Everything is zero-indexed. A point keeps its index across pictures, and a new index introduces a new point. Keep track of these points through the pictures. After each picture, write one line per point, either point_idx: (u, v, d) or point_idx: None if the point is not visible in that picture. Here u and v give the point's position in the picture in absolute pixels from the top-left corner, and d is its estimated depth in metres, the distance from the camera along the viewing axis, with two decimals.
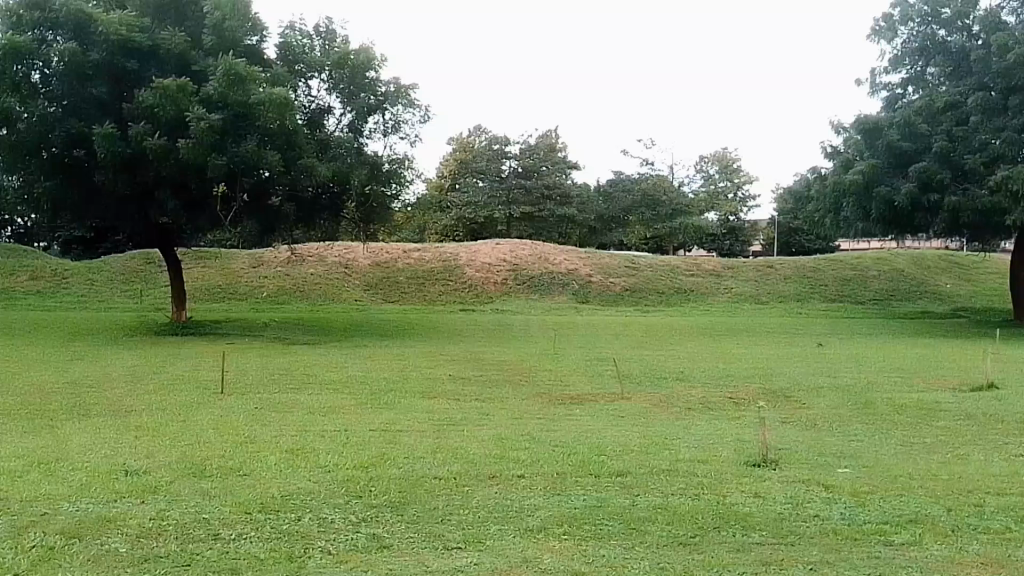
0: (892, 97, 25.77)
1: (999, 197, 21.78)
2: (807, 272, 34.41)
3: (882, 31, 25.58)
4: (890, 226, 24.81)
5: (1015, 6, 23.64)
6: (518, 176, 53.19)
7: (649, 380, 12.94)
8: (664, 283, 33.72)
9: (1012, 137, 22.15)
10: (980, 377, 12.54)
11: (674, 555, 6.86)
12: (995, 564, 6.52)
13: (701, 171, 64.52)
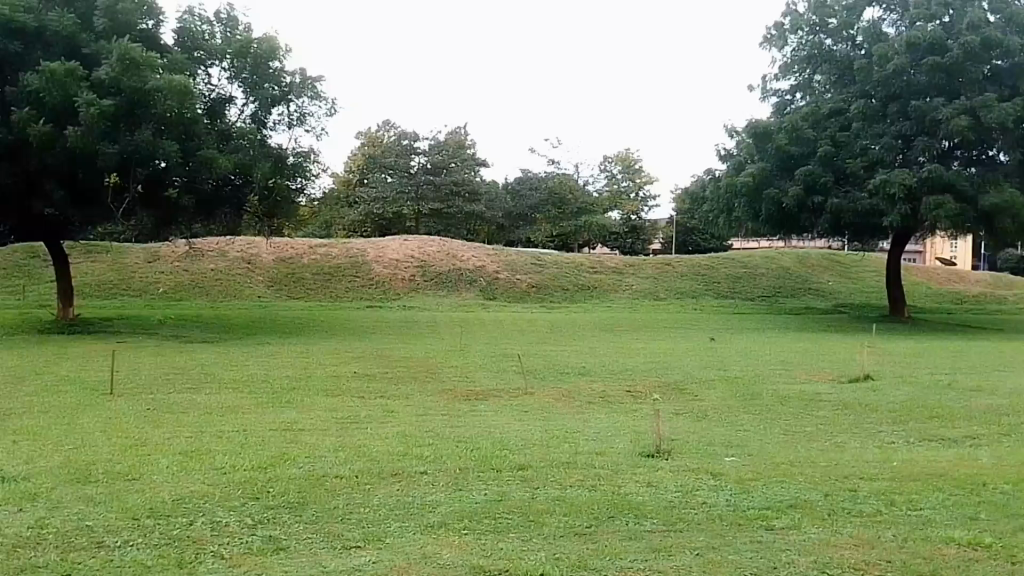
0: (783, 103, 27.47)
1: (877, 200, 23.00)
2: (704, 270, 35.74)
3: (773, 39, 27.39)
4: (777, 227, 26.03)
5: (894, 19, 25.00)
6: (427, 172, 51.48)
7: (552, 375, 13.17)
8: (568, 280, 34.35)
9: (888, 144, 23.52)
10: (859, 369, 13.38)
11: (569, 546, 6.99)
12: (866, 544, 6.95)
13: (604, 171, 65.78)
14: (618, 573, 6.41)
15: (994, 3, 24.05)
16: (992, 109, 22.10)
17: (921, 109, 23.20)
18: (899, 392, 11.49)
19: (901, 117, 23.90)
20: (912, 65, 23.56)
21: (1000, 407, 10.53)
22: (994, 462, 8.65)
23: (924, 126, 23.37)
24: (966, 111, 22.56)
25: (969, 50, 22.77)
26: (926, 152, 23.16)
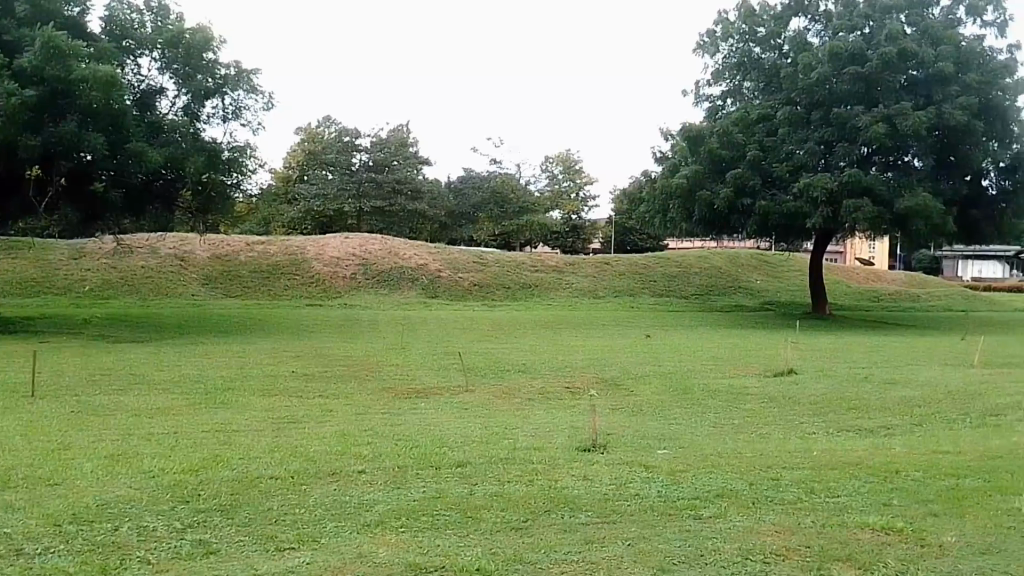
0: (714, 108, 28.39)
1: (802, 203, 23.98)
2: (641, 268, 36.49)
3: (706, 46, 28.32)
4: (710, 227, 26.79)
5: (818, 29, 26.56)
6: (369, 170, 51.36)
7: (492, 372, 13.29)
8: (509, 278, 34.54)
9: (812, 149, 24.68)
10: (784, 363, 13.97)
11: (505, 540, 7.10)
12: (787, 531, 7.29)
13: (545, 171, 66.09)
14: (551, 566, 6.55)
15: (912, 16, 25.14)
16: (907, 117, 23.11)
17: (842, 116, 24.29)
18: (820, 386, 12.04)
19: (824, 124, 24.99)
20: (835, 74, 24.61)
21: (912, 398, 11.15)
22: (906, 451, 9.18)
23: (845, 132, 24.46)
24: (883, 119, 23.60)
25: (886, 60, 23.75)
26: (847, 157, 24.29)
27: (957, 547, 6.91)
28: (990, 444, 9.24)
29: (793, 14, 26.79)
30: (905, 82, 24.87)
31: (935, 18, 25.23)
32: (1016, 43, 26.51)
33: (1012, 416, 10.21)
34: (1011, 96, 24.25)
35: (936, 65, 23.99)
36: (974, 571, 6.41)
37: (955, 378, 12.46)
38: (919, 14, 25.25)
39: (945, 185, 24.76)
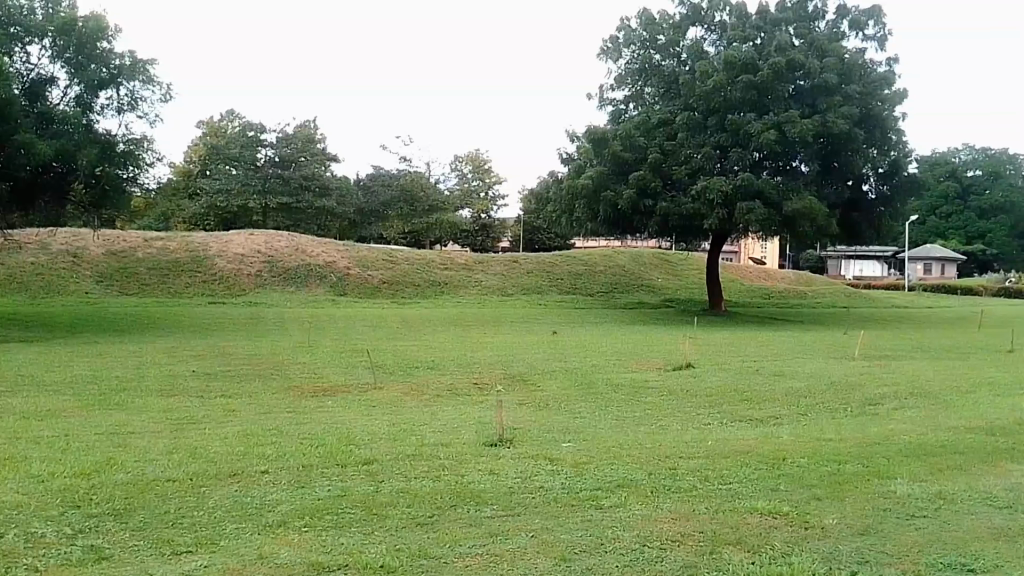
0: (617, 112, 29.16)
1: (699, 204, 24.92)
2: (548, 267, 37.09)
3: (609, 51, 29.07)
4: (614, 227, 27.48)
5: (714, 39, 27.68)
6: (275, 165, 50.18)
7: (401, 369, 13.31)
8: (419, 276, 34.44)
9: (709, 153, 25.69)
10: (682, 357, 14.59)
11: (409, 536, 7.14)
12: (682, 517, 7.63)
13: (455, 170, 67.13)
14: (455, 560, 6.63)
15: (799, 28, 26.60)
16: (795, 125, 24.37)
17: (736, 123, 25.41)
18: (716, 378, 12.63)
19: (719, 130, 26.11)
20: (729, 81, 25.74)
21: (799, 389, 11.83)
22: (793, 439, 9.76)
23: (739, 137, 25.60)
24: (774, 126, 24.82)
25: (777, 70, 24.99)
26: (741, 162, 25.38)
27: (837, 528, 7.39)
28: (869, 432, 9.91)
29: (690, 23, 27.88)
30: (793, 91, 26.22)
31: (820, 31, 26.79)
32: (893, 57, 28.37)
33: (887, 404, 11.02)
34: (888, 107, 25.88)
35: (821, 76, 25.40)
36: (851, 550, 6.89)
37: (838, 370, 13.29)
38: (805, 26, 26.79)
39: (830, 190, 26.41)
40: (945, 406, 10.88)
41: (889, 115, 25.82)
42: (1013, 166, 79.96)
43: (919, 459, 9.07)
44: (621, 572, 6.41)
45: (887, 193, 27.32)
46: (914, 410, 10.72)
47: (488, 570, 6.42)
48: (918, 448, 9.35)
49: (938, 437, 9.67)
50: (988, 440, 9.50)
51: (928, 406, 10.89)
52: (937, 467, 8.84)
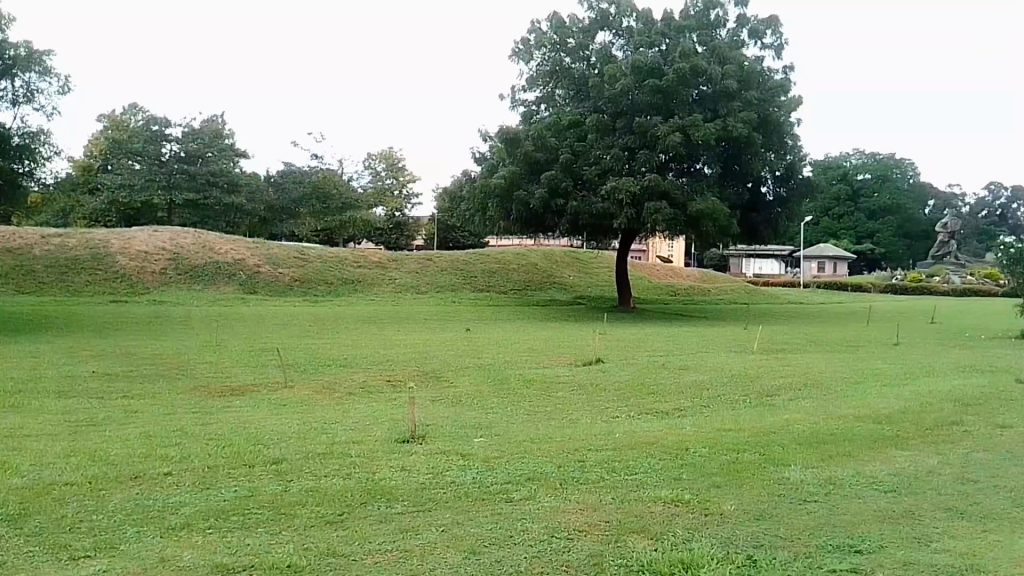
0: (530, 113, 29.62)
1: (608, 204, 25.51)
2: (461, 265, 37.30)
3: (521, 53, 29.57)
4: (526, 225, 27.88)
5: (621, 44, 28.36)
6: (180, 161, 48.98)
7: (314, 368, 13.21)
8: (332, 274, 34.02)
9: (618, 154, 26.33)
10: (591, 352, 14.94)
11: (318, 535, 7.13)
12: (589, 508, 7.87)
13: (368, 167, 66.78)
14: (363, 557, 6.64)
15: (702, 36, 27.50)
16: (698, 129, 25.19)
17: (643, 126, 26.10)
18: (624, 373, 13.01)
19: (627, 132, 26.78)
20: (636, 86, 26.47)
21: (702, 382, 12.33)
22: (695, 430, 10.17)
23: (645, 140, 26.30)
24: (679, 129, 25.58)
25: (681, 76, 25.80)
26: (648, 163, 26.11)
27: (734, 514, 7.76)
28: (767, 422, 10.42)
29: (598, 28, 28.44)
30: (696, 97, 27.11)
31: (722, 39, 27.74)
32: (789, 65, 29.67)
33: (783, 395, 11.60)
34: (784, 113, 27.05)
35: (722, 82, 26.30)
36: (747, 534, 7.24)
37: (738, 363, 13.90)
38: (708, 34, 27.72)
39: (731, 191, 27.49)
40: (835, 396, 11.54)
41: (786, 121, 26.98)
42: (900, 171, 83.58)
43: (812, 447, 9.59)
44: (528, 563, 6.56)
45: (784, 196, 28.63)
46: (807, 401, 11.33)
47: (396, 566, 6.46)
48: (810, 437, 9.88)
49: (829, 425, 10.26)
50: (874, 428, 10.13)
51: (820, 397, 11.52)
52: (828, 455, 9.37)
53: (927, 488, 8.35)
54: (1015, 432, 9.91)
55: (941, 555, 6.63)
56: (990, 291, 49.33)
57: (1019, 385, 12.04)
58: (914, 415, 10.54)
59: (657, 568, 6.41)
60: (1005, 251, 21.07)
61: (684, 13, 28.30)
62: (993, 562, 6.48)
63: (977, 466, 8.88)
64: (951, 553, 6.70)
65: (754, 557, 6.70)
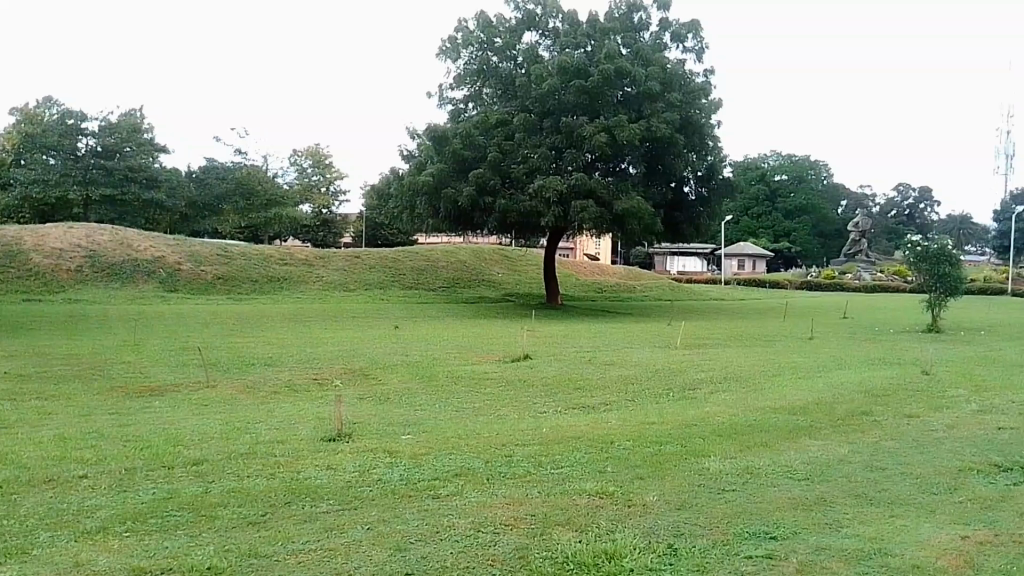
0: (457, 111, 29.77)
1: (536, 203, 25.78)
2: (390, 262, 37.11)
3: (448, 51, 29.78)
4: (455, 223, 27.98)
5: (548, 44, 28.77)
6: (97, 156, 47.54)
7: (238, 367, 13.03)
8: (256, 271, 33.40)
9: (545, 153, 26.63)
10: (520, 348, 15.15)
11: (239, 535, 7.02)
12: (516, 502, 7.97)
13: (293, 164, 64.24)
14: (287, 556, 6.57)
15: (626, 38, 28.04)
16: (623, 129, 25.62)
17: (569, 125, 26.46)
18: (551, 369, 13.20)
19: (554, 131, 27.10)
20: (562, 86, 26.82)
21: (628, 377, 12.65)
22: (619, 424, 10.40)
23: (572, 139, 26.66)
24: (605, 129, 25.98)
25: (606, 77, 26.22)
26: (575, 163, 26.46)
27: (657, 505, 7.97)
28: (688, 414, 10.73)
29: (525, 28, 29.00)
30: (621, 97, 27.61)
31: (645, 42, 28.31)
32: (709, 69, 30.47)
33: (705, 389, 11.96)
34: (706, 115, 27.77)
35: (646, 83, 26.82)
36: (668, 524, 7.44)
37: (662, 358, 14.26)
38: (632, 36, 28.26)
39: (655, 191, 28.07)
40: (753, 388, 11.97)
41: (705, 123, 27.73)
42: (814, 171, 86.82)
43: (731, 438, 9.91)
44: (454, 557, 6.60)
45: (705, 195, 29.40)
46: (726, 393, 11.72)
47: (319, 564, 6.41)
48: (728, 428, 10.22)
49: (747, 417, 10.63)
50: (790, 419, 10.54)
51: (737, 389, 11.95)
52: (746, 445, 9.70)
53: (839, 475, 8.73)
54: (918, 420, 10.47)
55: (851, 540, 6.95)
56: (898, 286, 51.82)
57: (924, 376, 12.71)
58: (826, 406, 11.01)
59: (581, 560, 6.52)
60: (911, 248, 22.04)
61: (609, 16, 28.81)
62: (900, 546, 6.81)
63: (884, 454, 9.34)
64: (861, 538, 7.02)
65: (674, 546, 6.88)
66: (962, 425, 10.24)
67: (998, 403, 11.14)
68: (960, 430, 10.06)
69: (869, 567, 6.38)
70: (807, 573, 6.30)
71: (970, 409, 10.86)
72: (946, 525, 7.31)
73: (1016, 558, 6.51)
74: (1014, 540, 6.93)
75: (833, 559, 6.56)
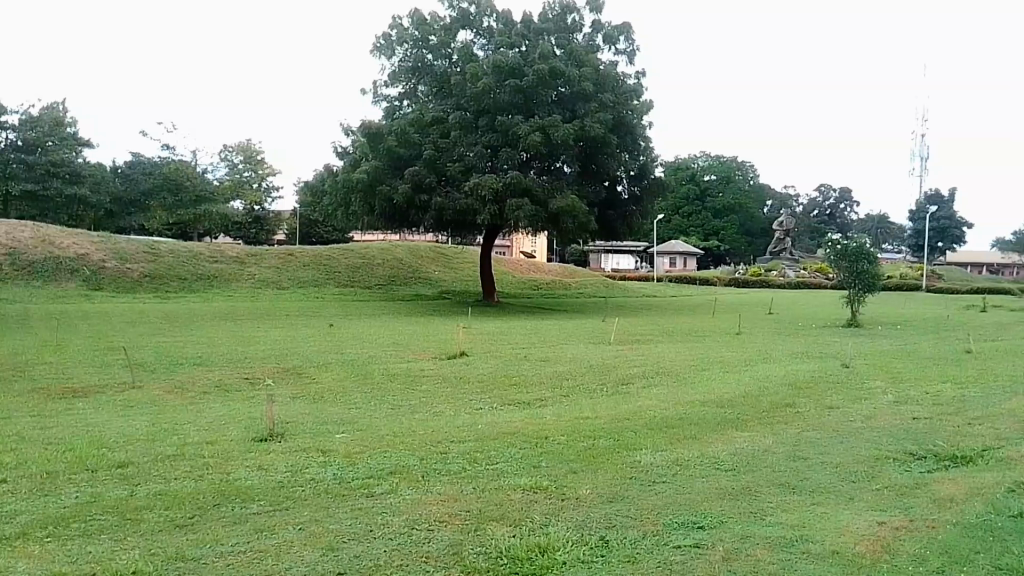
0: (392, 108, 29.80)
1: (471, 200, 25.84)
2: (324, 260, 36.73)
3: (383, 48, 29.87)
4: (391, 220, 27.91)
5: (482, 43, 29.04)
6: (16, 150, 45.72)
7: (166, 367, 12.74)
8: (186, 269, 32.63)
9: (480, 151, 26.75)
10: (456, 345, 15.22)
11: (167, 539, 6.87)
12: (450, 499, 8.02)
13: (224, 160, 62.05)
14: (215, 560, 6.45)
15: (559, 39, 28.39)
16: (558, 128, 25.85)
17: (504, 125, 26.61)
18: (487, 365, 13.33)
19: (490, 130, 27.24)
20: (497, 85, 26.89)
21: (563, 372, 12.85)
22: (554, 420, 10.55)
23: (508, 138, 26.83)
24: (539, 129, 26.18)
25: (540, 77, 26.45)
26: (510, 161, 26.60)
27: (590, 498, 8.11)
28: (621, 409, 10.96)
29: (460, 26, 29.18)
30: (556, 97, 27.89)
31: (579, 43, 28.65)
32: (641, 71, 31.02)
33: (637, 383, 12.25)
34: (637, 116, 28.27)
35: (579, 84, 27.12)
36: (600, 516, 7.59)
37: (597, 353, 14.53)
38: (566, 37, 28.57)
39: (589, 190, 28.45)
40: (682, 383, 12.29)
41: (637, 123, 28.25)
42: (741, 172, 89.96)
43: (662, 432, 10.15)
44: (387, 555, 6.59)
45: (638, 194, 30.00)
46: (657, 388, 12.02)
47: (249, 567, 6.32)
48: (659, 422, 10.49)
49: (676, 410, 10.92)
50: (719, 412, 10.86)
51: (667, 383, 12.27)
52: (676, 438, 9.96)
53: (764, 465, 9.04)
54: (839, 411, 10.93)
55: (775, 528, 7.21)
56: (819, 283, 53.66)
57: (844, 369, 13.26)
58: (753, 399, 11.40)
59: (515, 554, 6.59)
60: (832, 247, 22.87)
61: (543, 16, 29.07)
62: (821, 532, 7.09)
63: (808, 445, 9.71)
64: (784, 525, 7.29)
65: (606, 538, 7.03)
66: (880, 416, 10.71)
67: (911, 394, 11.72)
68: (879, 420, 10.54)
69: (792, 553, 6.62)
70: (733, 560, 6.51)
71: (887, 400, 11.39)
72: (865, 512, 7.64)
73: (929, 541, 6.86)
74: (927, 524, 7.29)
75: (757, 546, 6.80)
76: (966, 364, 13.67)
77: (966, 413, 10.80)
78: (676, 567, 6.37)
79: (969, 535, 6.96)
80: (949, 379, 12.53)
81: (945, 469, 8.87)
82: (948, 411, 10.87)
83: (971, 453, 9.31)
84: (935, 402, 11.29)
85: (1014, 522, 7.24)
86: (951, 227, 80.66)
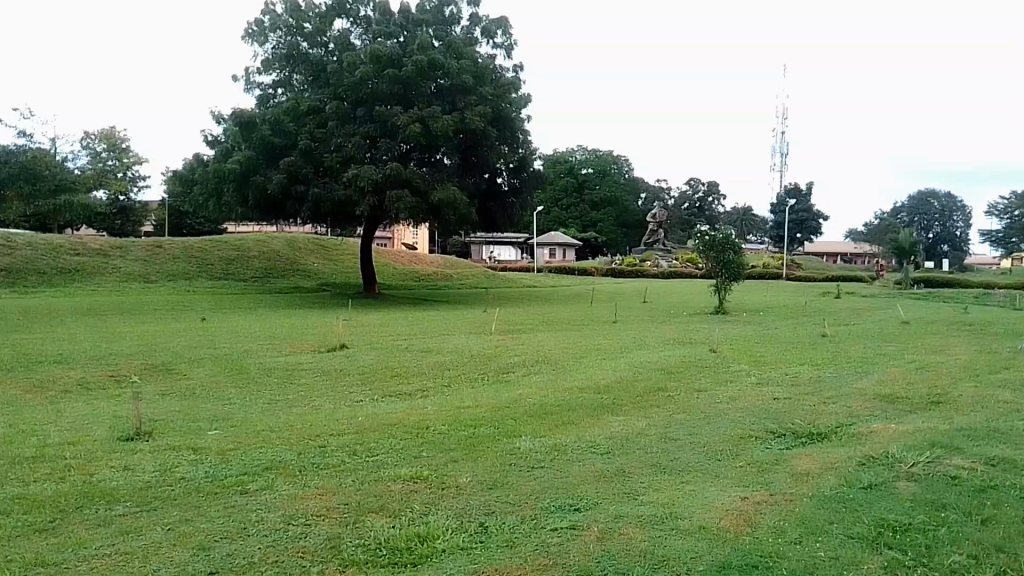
0: (266, 96, 29.12)
1: (349, 191, 25.61)
2: (200, 253, 35.41)
3: (254, 34, 29.12)
4: (265, 210, 27.37)
5: (358, 33, 28.80)
6: None
7: (20, 366, 12.00)
8: (47, 264, 30.70)
9: (359, 142, 26.50)
10: (333, 338, 15.09)
11: (24, 544, 6.53)
12: (327, 492, 7.97)
13: (85, 147, 57.45)
14: (78, 563, 6.20)
15: (437, 31, 28.38)
16: (436, 120, 25.86)
17: (383, 115, 26.38)
18: (369, 357, 13.33)
19: (368, 120, 26.94)
20: (375, 75, 26.60)
21: (445, 363, 13.00)
22: (434, 411, 10.68)
23: (386, 128, 26.61)
24: (418, 120, 26.07)
25: (418, 68, 26.34)
26: (389, 152, 26.44)
27: (470, 486, 8.24)
28: (499, 399, 11.18)
29: (335, 15, 28.82)
30: (436, 89, 27.85)
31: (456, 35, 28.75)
32: (518, 64, 31.45)
33: (517, 372, 12.54)
34: (515, 109, 28.61)
35: (459, 76, 27.13)
36: (481, 504, 7.72)
37: (478, 344, 14.72)
38: (443, 29, 28.64)
39: (469, 181, 28.60)
40: (561, 370, 12.67)
41: (515, 117, 28.62)
42: (618, 167, 92.67)
43: (540, 419, 10.43)
44: (261, 552, 6.48)
45: (518, 186, 30.37)
46: (536, 376, 12.33)
47: (113, 569, 6.11)
48: (539, 409, 10.79)
49: (556, 397, 11.30)
50: (593, 398, 11.27)
51: (548, 371, 12.63)
52: (553, 425, 10.25)
53: (635, 448, 9.43)
54: (706, 394, 11.55)
55: (645, 507, 7.57)
56: (690, 272, 56.42)
57: (711, 354, 14.00)
58: (627, 385, 11.87)
59: (394, 544, 6.63)
60: (700, 237, 23.89)
61: (420, 7, 29.01)
62: (688, 509, 7.50)
63: (678, 426, 10.20)
64: (655, 504, 7.66)
65: (485, 524, 7.20)
66: (744, 398, 11.38)
67: (773, 376, 12.53)
68: (743, 402, 11.19)
69: (661, 530, 6.97)
70: (607, 539, 6.79)
71: (750, 382, 12.14)
72: (730, 489, 8.11)
73: (787, 513, 7.38)
74: (785, 497, 7.82)
75: (629, 525, 7.10)
76: (822, 347, 14.75)
77: (822, 393, 11.62)
78: (552, 548, 6.59)
79: (824, 506, 7.52)
80: (808, 362, 13.45)
81: (801, 445, 9.52)
82: (805, 392, 11.68)
83: (827, 430, 10.05)
84: (794, 383, 12.10)
85: (864, 493, 7.89)
86: (808, 219, 87.33)
